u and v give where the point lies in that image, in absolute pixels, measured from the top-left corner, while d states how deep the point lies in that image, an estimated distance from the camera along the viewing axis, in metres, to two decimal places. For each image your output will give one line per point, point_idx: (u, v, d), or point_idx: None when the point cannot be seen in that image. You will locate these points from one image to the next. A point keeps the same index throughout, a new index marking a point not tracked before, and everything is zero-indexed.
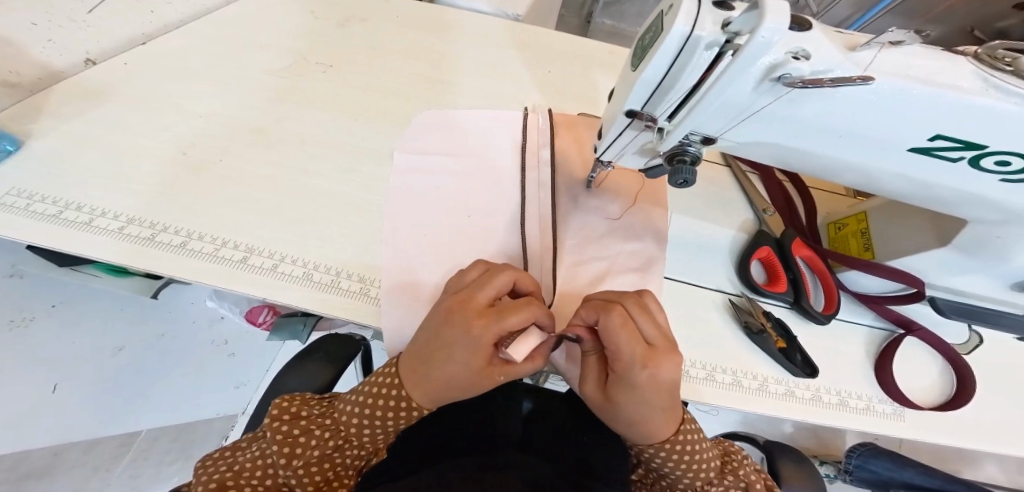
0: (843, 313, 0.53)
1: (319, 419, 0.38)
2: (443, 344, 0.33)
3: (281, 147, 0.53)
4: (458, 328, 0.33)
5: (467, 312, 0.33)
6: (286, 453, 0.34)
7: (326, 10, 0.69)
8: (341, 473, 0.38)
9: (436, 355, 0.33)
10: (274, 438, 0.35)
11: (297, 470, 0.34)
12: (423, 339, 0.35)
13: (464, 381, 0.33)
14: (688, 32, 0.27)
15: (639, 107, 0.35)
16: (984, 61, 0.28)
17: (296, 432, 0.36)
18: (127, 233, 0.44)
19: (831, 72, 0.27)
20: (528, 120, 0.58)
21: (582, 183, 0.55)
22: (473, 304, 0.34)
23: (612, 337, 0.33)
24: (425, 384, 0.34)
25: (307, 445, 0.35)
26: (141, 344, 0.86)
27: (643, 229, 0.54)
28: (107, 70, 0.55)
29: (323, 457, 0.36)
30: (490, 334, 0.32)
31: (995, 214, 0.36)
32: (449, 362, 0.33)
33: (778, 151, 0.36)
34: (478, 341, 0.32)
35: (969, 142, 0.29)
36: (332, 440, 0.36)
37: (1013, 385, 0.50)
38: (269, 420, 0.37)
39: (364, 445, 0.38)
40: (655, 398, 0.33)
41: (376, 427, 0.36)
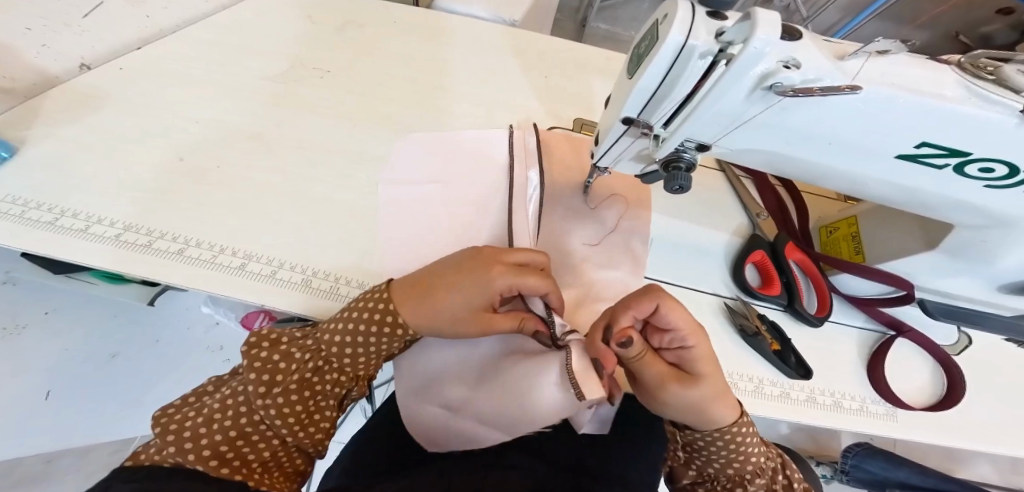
0: (836, 316, 0.54)
1: (299, 343, 0.36)
2: (463, 276, 0.35)
3: (279, 152, 0.54)
4: (483, 267, 0.36)
5: (494, 258, 0.37)
6: (266, 381, 0.33)
7: (324, 16, 0.69)
8: (321, 403, 0.36)
9: (451, 283, 0.35)
10: (252, 366, 0.33)
11: (277, 398, 0.32)
12: (439, 268, 0.37)
13: (460, 313, 0.35)
14: (682, 41, 0.28)
15: (635, 115, 0.36)
16: (968, 69, 0.29)
17: (276, 359, 0.34)
18: (123, 240, 0.44)
19: (821, 81, 0.27)
20: (526, 140, 0.57)
21: (582, 200, 0.55)
22: (500, 254, 0.38)
23: (672, 319, 0.36)
24: (424, 304, 0.35)
25: (288, 371, 0.34)
26: (131, 351, 0.89)
27: (617, 259, 0.52)
28: (103, 76, 0.55)
29: (304, 381, 0.34)
30: (506, 281, 0.35)
31: (981, 218, 0.37)
32: (459, 294, 0.35)
33: (770, 157, 0.37)
34: (496, 282, 0.35)
35: (953, 149, 0.30)
36: (311, 361, 0.35)
37: (1000, 384, 0.51)
38: (246, 347, 0.35)
39: (345, 370, 0.37)
40: (713, 371, 0.37)
41: (364, 347, 0.35)
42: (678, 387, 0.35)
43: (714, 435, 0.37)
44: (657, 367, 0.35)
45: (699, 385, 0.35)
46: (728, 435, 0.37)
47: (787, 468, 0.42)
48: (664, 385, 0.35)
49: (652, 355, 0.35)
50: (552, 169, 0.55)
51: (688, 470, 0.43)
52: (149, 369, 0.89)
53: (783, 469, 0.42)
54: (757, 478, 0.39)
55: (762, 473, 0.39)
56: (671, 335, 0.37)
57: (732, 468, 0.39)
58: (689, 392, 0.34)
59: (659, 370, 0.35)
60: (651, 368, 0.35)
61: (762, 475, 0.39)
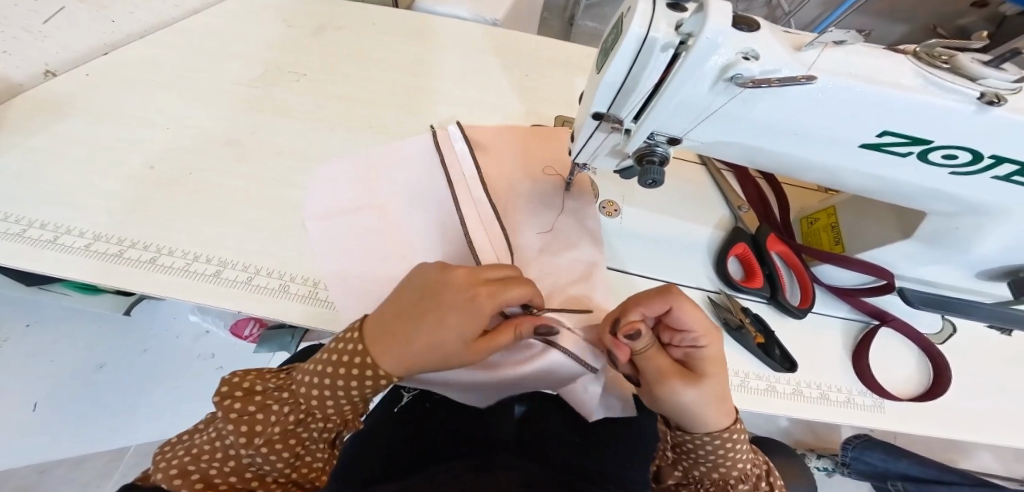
0: (820, 307, 0.53)
1: (276, 393, 0.33)
2: (438, 308, 0.31)
3: (254, 156, 0.53)
4: (455, 292, 0.31)
5: (469, 280, 0.32)
6: (244, 433, 0.31)
7: (300, 19, 0.69)
8: (310, 447, 0.33)
9: (428, 316, 0.31)
10: (228, 418, 0.31)
11: (259, 448, 0.31)
12: (410, 299, 0.33)
13: (447, 351, 0.31)
14: (644, 34, 0.28)
15: (605, 109, 0.35)
16: (923, 59, 0.28)
17: (251, 410, 0.32)
18: (93, 250, 0.44)
19: (778, 72, 0.28)
20: (448, 140, 0.54)
21: (528, 190, 0.53)
22: (477, 275, 0.33)
23: (687, 319, 0.35)
24: (402, 345, 0.30)
25: (266, 422, 0.31)
26: (122, 362, 0.88)
27: (574, 240, 0.51)
28: (68, 82, 0.55)
29: (286, 432, 0.31)
30: (488, 308, 0.30)
31: (952, 205, 0.37)
32: (439, 328, 0.30)
33: (741, 150, 0.37)
34: (478, 313, 0.30)
35: (914, 136, 0.30)
36: (291, 415, 0.31)
37: (986, 372, 0.51)
38: (219, 398, 0.32)
39: (330, 418, 0.33)
40: (719, 378, 0.35)
41: (342, 399, 0.31)
42: (679, 384, 0.34)
43: (706, 439, 0.35)
44: (658, 362, 0.35)
45: (704, 386, 0.34)
46: (720, 440, 0.35)
47: (770, 476, 0.41)
48: (661, 380, 0.34)
49: (654, 350, 0.35)
50: (503, 171, 0.54)
51: (674, 470, 0.40)
52: (145, 377, 0.89)
53: (766, 475, 0.41)
54: (741, 484, 0.38)
55: (745, 478, 0.38)
56: (684, 335, 0.36)
57: (718, 472, 0.38)
58: (686, 393, 0.33)
59: (659, 366, 0.35)
60: (649, 362, 0.35)
61: (746, 480, 0.38)
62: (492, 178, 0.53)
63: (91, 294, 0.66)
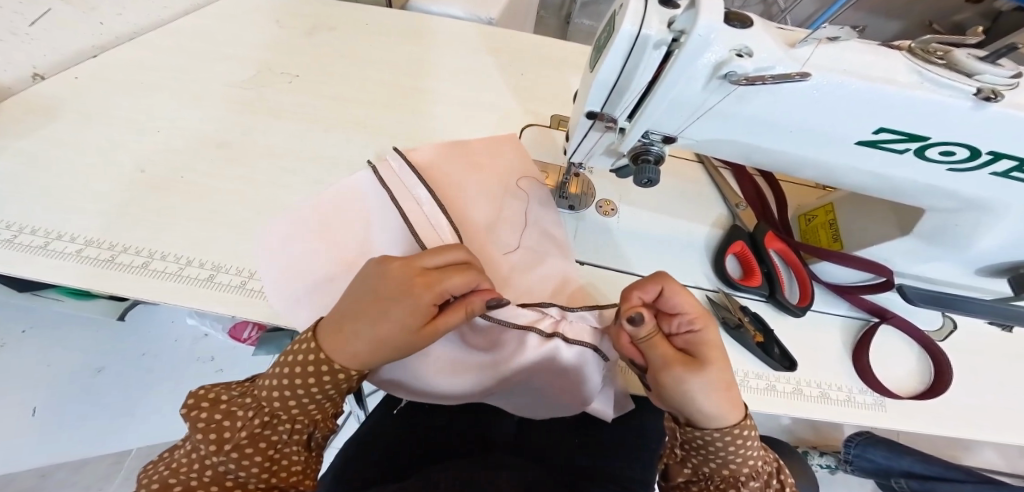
0: (819, 305, 0.53)
1: (240, 399, 0.33)
2: (380, 300, 0.31)
3: (247, 158, 0.53)
4: (396, 285, 0.31)
5: (407, 269, 0.32)
6: (214, 440, 0.30)
7: (292, 19, 0.69)
8: (285, 450, 0.33)
9: (371, 309, 0.31)
10: (197, 428, 0.31)
11: (230, 454, 0.30)
12: (357, 293, 0.33)
13: (397, 341, 0.31)
14: (636, 32, 0.27)
15: (599, 108, 0.35)
16: (918, 55, 0.28)
17: (217, 417, 0.32)
18: (84, 255, 0.43)
19: (772, 69, 0.27)
20: (393, 169, 0.50)
21: (520, 209, 0.52)
22: (414, 264, 0.33)
23: (678, 301, 0.36)
24: (352, 338, 0.31)
25: (233, 428, 0.31)
26: (119, 366, 0.88)
27: (553, 253, 0.51)
28: (57, 85, 0.55)
29: (254, 436, 0.31)
30: (429, 295, 0.31)
31: (950, 201, 0.36)
32: (385, 321, 0.31)
33: (737, 148, 0.36)
34: (419, 301, 0.31)
35: (911, 133, 0.29)
36: (258, 418, 0.31)
37: (988, 369, 0.51)
38: (185, 411, 0.32)
39: (298, 418, 0.32)
40: (724, 367, 0.34)
41: (303, 397, 0.31)
42: (683, 371, 0.32)
43: (718, 435, 0.33)
44: (663, 350, 0.34)
45: (708, 372, 0.32)
46: (729, 437, 0.33)
47: (781, 473, 0.39)
48: (667, 369, 0.33)
49: (659, 338, 0.34)
50: (490, 181, 0.53)
51: (683, 468, 0.38)
52: (143, 382, 0.88)
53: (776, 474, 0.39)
54: (752, 482, 0.36)
55: (757, 476, 0.36)
56: (679, 320, 0.36)
57: (727, 469, 0.36)
58: (694, 381, 0.32)
59: (665, 353, 0.33)
60: (655, 350, 0.34)
61: (757, 478, 0.36)
62: (463, 209, 0.50)
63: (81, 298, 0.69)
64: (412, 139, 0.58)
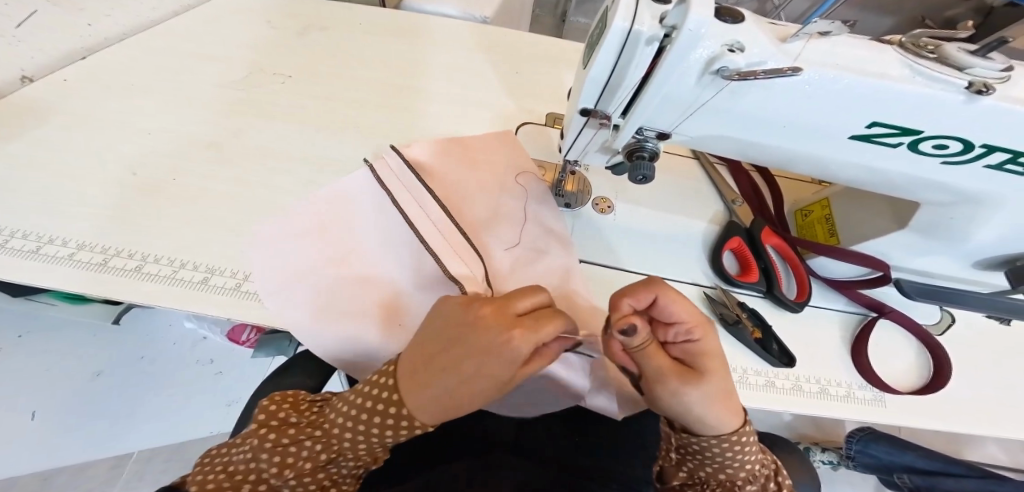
0: (817, 300, 0.53)
1: (311, 429, 0.31)
2: (463, 354, 0.27)
3: (239, 160, 0.53)
4: (479, 337, 0.26)
5: (495, 318, 0.27)
6: (279, 463, 0.29)
7: (284, 20, 0.68)
8: (338, 479, 0.34)
9: (453, 365, 0.27)
10: (263, 447, 0.30)
11: (290, 480, 0.30)
12: (426, 340, 0.29)
13: (485, 396, 0.28)
14: (627, 28, 0.27)
15: (592, 106, 0.35)
16: (909, 49, 0.28)
17: (285, 441, 0.30)
18: (77, 259, 0.43)
19: (764, 64, 0.27)
20: (392, 168, 0.50)
21: (518, 202, 0.52)
22: (505, 308, 0.27)
23: (674, 309, 0.33)
24: (425, 392, 0.27)
25: (298, 457, 0.30)
26: (117, 369, 0.88)
27: (551, 248, 0.51)
28: (47, 89, 0.54)
29: (318, 469, 0.31)
30: (525, 349, 0.26)
31: (945, 195, 0.36)
32: (471, 379, 0.26)
33: (732, 144, 0.36)
34: (513, 359, 0.25)
35: (904, 127, 0.29)
36: (326, 453, 0.30)
37: (987, 363, 0.51)
38: (256, 425, 0.32)
39: (362, 457, 0.32)
40: (720, 374, 0.33)
41: (372, 439, 0.29)
42: (681, 384, 0.31)
43: (713, 441, 0.34)
44: (659, 361, 0.31)
45: (705, 384, 0.31)
46: (727, 444, 0.34)
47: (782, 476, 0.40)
48: (663, 380, 0.31)
49: (655, 348, 0.31)
50: (486, 178, 0.53)
51: (678, 471, 0.39)
52: (141, 386, 0.88)
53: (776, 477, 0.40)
54: (748, 485, 0.37)
55: (753, 480, 0.37)
56: (678, 328, 0.34)
57: (723, 473, 0.36)
58: (689, 389, 0.31)
59: (661, 364, 0.31)
60: (649, 360, 0.31)
61: (754, 482, 0.37)
62: (461, 205, 0.50)
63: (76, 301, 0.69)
64: (407, 138, 0.58)
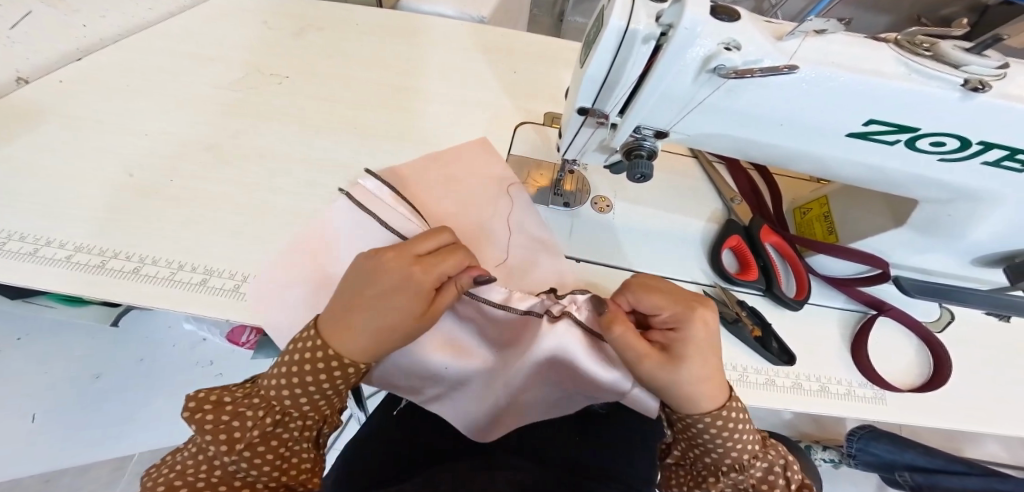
0: (816, 298, 0.53)
1: (247, 400, 0.32)
2: (377, 289, 0.31)
3: (237, 161, 0.53)
4: (392, 275, 0.31)
5: (401, 257, 0.32)
6: (225, 440, 0.30)
7: (281, 21, 0.68)
8: (295, 447, 0.33)
9: (373, 298, 0.30)
10: (204, 430, 0.30)
11: (242, 454, 0.30)
12: (346, 289, 0.32)
13: (403, 329, 0.31)
14: (623, 26, 0.27)
15: (590, 105, 0.35)
16: (905, 47, 0.28)
17: (225, 418, 0.31)
18: (74, 261, 0.43)
19: (760, 63, 0.27)
20: (370, 191, 0.47)
21: (511, 205, 0.52)
22: (406, 251, 0.33)
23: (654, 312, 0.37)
24: (354, 331, 0.30)
25: (243, 428, 0.30)
26: (117, 371, 0.88)
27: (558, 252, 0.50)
28: (43, 90, 0.54)
29: (265, 435, 0.30)
30: (430, 276, 0.32)
31: (943, 192, 0.36)
32: (392, 308, 0.30)
33: (729, 143, 0.36)
34: (422, 285, 0.31)
35: (901, 124, 0.29)
36: (268, 416, 0.31)
37: (986, 360, 0.51)
38: (187, 415, 0.31)
39: (309, 414, 0.32)
40: (709, 355, 0.33)
41: (308, 391, 0.30)
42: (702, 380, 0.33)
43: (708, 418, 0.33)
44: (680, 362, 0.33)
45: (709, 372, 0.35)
46: (713, 422, 0.33)
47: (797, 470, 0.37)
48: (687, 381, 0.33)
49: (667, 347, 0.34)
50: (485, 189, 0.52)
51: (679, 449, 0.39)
52: (141, 388, 0.88)
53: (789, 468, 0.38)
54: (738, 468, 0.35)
55: (741, 469, 0.35)
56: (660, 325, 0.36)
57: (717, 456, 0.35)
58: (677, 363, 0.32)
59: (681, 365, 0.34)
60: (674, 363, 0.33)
61: (739, 471, 0.35)
62: (452, 210, 0.50)
63: (74, 304, 0.69)
64: (404, 138, 0.58)
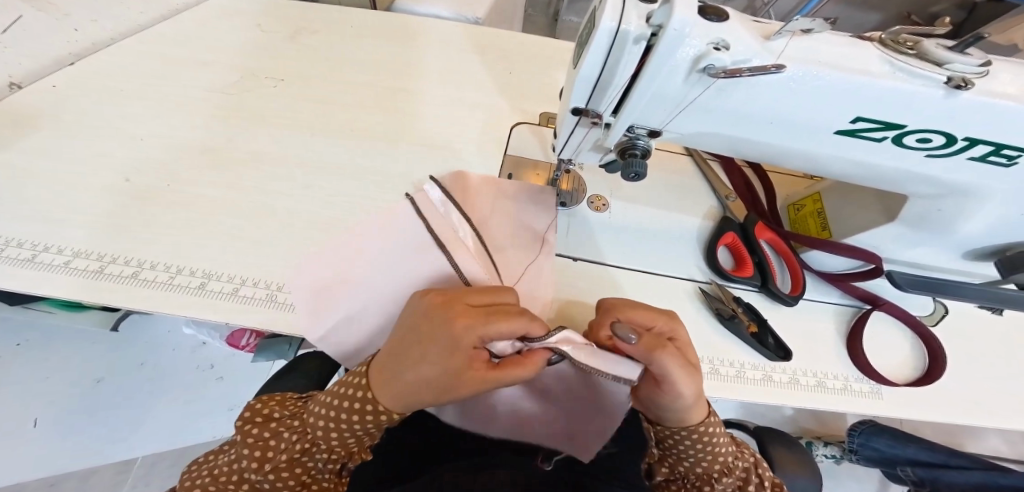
0: (812, 293, 0.53)
1: (288, 421, 0.33)
2: (419, 343, 0.29)
3: (233, 165, 0.53)
4: (438, 330, 0.29)
5: (451, 307, 0.30)
6: (258, 457, 0.32)
7: (275, 24, 0.68)
8: (319, 477, 0.34)
9: (409, 351, 0.29)
10: (245, 442, 0.32)
11: (269, 474, 0.32)
12: (398, 332, 0.31)
13: (441, 389, 0.28)
14: (615, 27, 0.27)
15: (584, 105, 0.35)
16: (889, 46, 0.28)
17: (266, 435, 0.32)
18: (73, 266, 0.43)
19: (748, 62, 0.27)
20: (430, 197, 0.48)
21: (548, 221, 0.52)
22: (458, 300, 0.31)
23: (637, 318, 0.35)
24: (394, 383, 0.29)
25: (276, 449, 0.32)
26: (116, 376, 0.88)
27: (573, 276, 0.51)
28: (36, 96, 0.54)
29: (292, 461, 0.32)
30: (475, 336, 0.28)
31: (932, 188, 0.37)
32: (423, 364, 0.28)
33: (722, 141, 0.36)
34: (460, 344, 0.27)
35: (886, 121, 0.29)
36: (298, 443, 0.31)
37: (981, 353, 0.51)
38: (241, 422, 0.34)
39: (335, 450, 0.32)
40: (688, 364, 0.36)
41: (341, 430, 0.31)
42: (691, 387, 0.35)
43: (683, 433, 0.35)
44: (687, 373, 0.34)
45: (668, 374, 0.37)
46: (695, 435, 0.35)
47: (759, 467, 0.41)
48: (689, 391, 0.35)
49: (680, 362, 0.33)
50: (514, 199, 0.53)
51: (661, 467, 0.41)
52: (141, 392, 0.88)
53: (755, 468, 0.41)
54: (724, 477, 0.38)
55: (729, 472, 0.38)
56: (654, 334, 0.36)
57: (701, 467, 0.38)
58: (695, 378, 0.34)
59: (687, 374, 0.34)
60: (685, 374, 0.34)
61: (729, 474, 0.38)
62: (489, 220, 0.50)
63: (72, 309, 0.69)
64: (399, 140, 0.58)
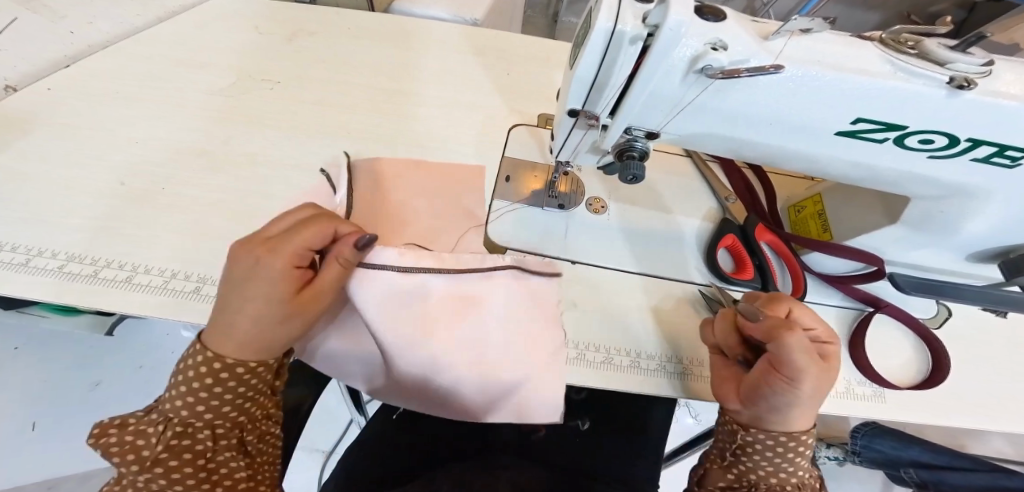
0: (814, 295, 0.53)
1: (149, 417, 0.30)
2: (241, 278, 0.29)
3: (229, 167, 0.52)
4: (253, 263, 0.29)
5: (256, 244, 0.30)
6: (133, 460, 0.28)
7: (271, 25, 0.68)
8: (219, 457, 0.30)
9: (236, 290, 0.29)
10: (111, 453, 0.29)
11: (156, 471, 0.28)
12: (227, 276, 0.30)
13: (269, 315, 0.29)
14: (611, 27, 0.27)
15: (580, 106, 0.35)
16: (890, 45, 0.28)
17: (130, 438, 0.29)
18: (66, 271, 0.43)
19: (746, 63, 0.27)
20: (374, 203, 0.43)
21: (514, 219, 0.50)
22: (258, 237, 0.30)
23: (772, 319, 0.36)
24: (235, 320, 0.29)
25: (149, 444, 0.28)
26: (114, 379, 0.88)
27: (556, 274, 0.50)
28: (31, 99, 0.54)
29: (174, 448, 0.29)
30: (282, 259, 0.29)
31: (935, 189, 0.36)
32: (259, 297, 0.29)
33: (721, 143, 0.36)
34: (270, 268, 0.29)
35: (888, 122, 0.29)
36: (168, 430, 0.29)
37: (986, 356, 0.51)
38: (97, 442, 0.29)
39: (218, 420, 0.30)
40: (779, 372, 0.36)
41: (211, 394, 0.29)
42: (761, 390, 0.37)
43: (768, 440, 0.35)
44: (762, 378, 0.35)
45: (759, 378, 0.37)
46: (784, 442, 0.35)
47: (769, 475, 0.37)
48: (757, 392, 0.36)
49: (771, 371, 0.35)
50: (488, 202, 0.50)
51: None
52: (139, 396, 0.88)
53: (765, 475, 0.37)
54: None
55: None
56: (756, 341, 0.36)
57: None
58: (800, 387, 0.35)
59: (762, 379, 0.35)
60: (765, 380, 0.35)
61: None
62: (464, 239, 0.49)
63: (69, 313, 0.69)
64: (395, 142, 0.58)
